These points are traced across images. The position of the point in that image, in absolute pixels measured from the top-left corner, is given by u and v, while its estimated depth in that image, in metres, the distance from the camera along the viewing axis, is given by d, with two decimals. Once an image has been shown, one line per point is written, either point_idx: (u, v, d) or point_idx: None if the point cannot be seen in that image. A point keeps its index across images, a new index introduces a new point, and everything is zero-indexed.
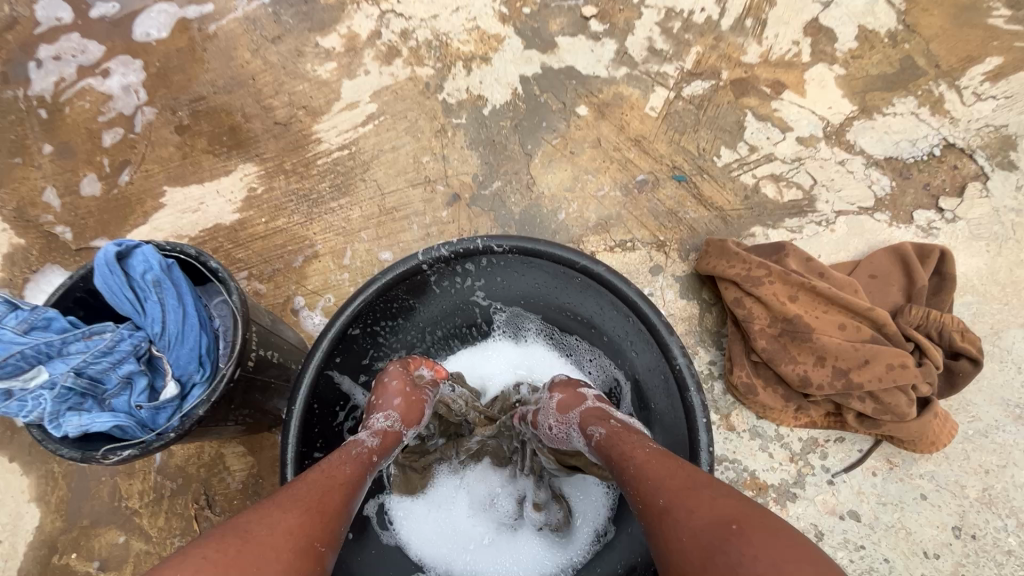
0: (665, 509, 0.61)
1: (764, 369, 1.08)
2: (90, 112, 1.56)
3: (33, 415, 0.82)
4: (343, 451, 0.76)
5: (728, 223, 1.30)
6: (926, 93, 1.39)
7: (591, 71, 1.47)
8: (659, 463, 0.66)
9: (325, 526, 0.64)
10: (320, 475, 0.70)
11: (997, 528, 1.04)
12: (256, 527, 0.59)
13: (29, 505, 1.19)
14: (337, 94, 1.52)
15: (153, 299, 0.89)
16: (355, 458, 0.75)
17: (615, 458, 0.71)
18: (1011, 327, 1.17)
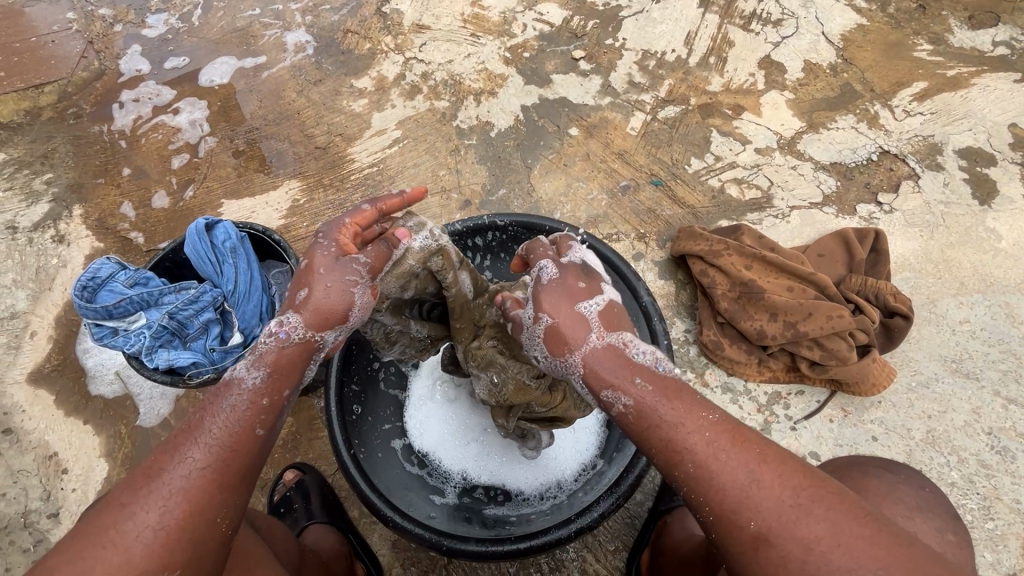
0: (766, 509, 0.61)
1: (729, 329, 1.28)
2: (162, 142, 1.87)
3: (134, 348, 1.04)
4: (220, 404, 0.70)
5: (699, 218, 1.53)
6: (864, 111, 1.64)
7: (580, 101, 1.75)
8: (736, 452, 0.64)
9: (211, 504, 0.67)
10: (197, 446, 0.68)
11: (941, 464, 1.19)
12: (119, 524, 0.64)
13: (99, 460, 1.38)
14: (368, 124, 1.82)
15: (229, 262, 1.13)
16: (229, 418, 0.70)
17: (660, 441, 0.68)
18: (945, 296, 1.36)
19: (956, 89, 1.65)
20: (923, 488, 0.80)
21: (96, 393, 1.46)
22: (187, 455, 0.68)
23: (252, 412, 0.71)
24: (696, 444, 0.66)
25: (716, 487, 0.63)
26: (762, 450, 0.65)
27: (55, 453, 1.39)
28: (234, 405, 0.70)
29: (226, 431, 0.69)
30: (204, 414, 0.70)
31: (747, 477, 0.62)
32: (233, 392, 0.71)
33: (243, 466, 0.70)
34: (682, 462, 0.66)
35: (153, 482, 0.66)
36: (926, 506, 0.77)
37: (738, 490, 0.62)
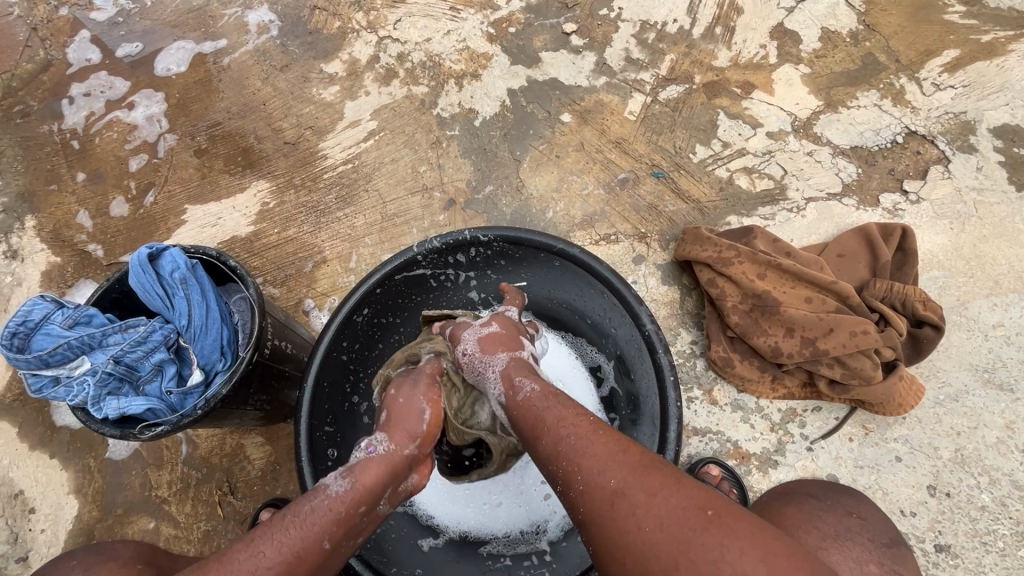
0: (619, 491, 0.61)
1: (740, 344, 1.17)
2: (117, 141, 1.70)
3: (78, 399, 0.93)
4: (319, 506, 0.73)
5: (705, 213, 1.40)
6: (888, 85, 1.48)
7: (573, 82, 1.58)
8: (604, 440, 0.67)
9: None
10: (281, 538, 0.68)
11: (970, 486, 1.10)
12: None
13: (68, 497, 1.30)
14: (341, 114, 1.65)
15: (180, 294, 1.01)
16: (329, 514, 0.72)
17: (547, 423, 0.74)
18: (976, 298, 1.24)
19: (991, 57, 1.48)
20: (852, 515, 0.76)
21: (61, 423, 1.35)
22: (261, 548, 0.67)
23: (330, 522, 0.72)
24: (575, 426, 0.70)
25: (580, 469, 0.65)
26: (627, 442, 0.67)
27: (21, 490, 1.30)
28: (318, 509, 0.72)
29: (306, 535, 0.69)
30: (284, 509, 0.72)
31: (602, 466, 0.64)
32: (317, 496, 0.74)
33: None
34: (558, 442, 0.70)
35: (232, 564, 0.65)
36: (852, 535, 0.73)
37: (593, 469, 0.64)
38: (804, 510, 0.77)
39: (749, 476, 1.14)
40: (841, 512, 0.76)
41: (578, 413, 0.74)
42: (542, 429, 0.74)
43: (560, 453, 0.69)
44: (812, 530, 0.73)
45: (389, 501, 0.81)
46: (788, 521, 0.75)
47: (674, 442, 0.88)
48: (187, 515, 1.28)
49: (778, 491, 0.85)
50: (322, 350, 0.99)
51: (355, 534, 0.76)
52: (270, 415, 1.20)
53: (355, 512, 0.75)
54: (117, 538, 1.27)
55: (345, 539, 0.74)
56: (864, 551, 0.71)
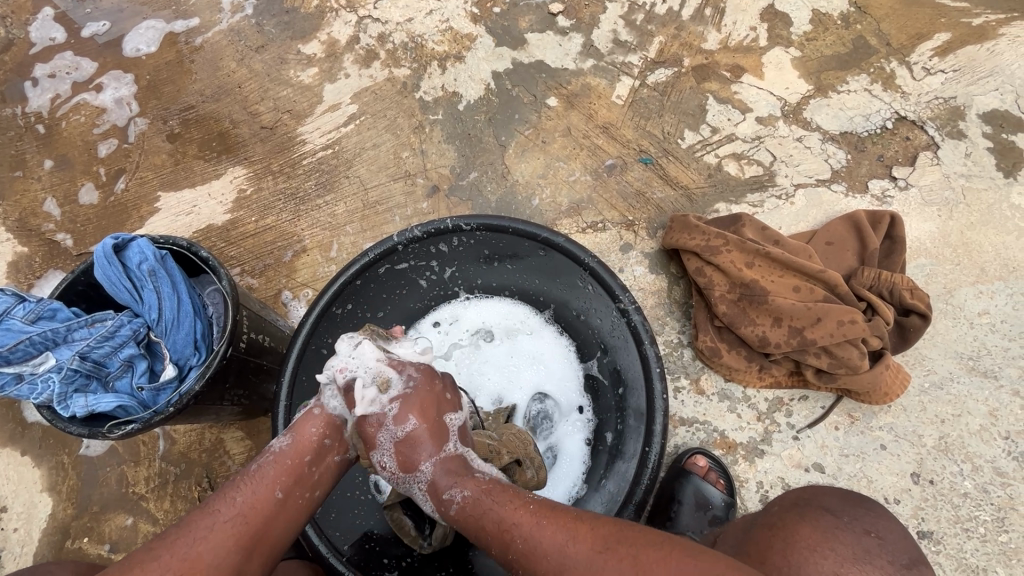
0: None
1: (728, 333, 1.16)
2: (85, 126, 1.63)
3: (42, 397, 0.89)
4: (271, 463, 0.74)
5: (693, 201, 1.37)
6: (879, 70, 1.45)
7: (560, 64, 1.54)
8: (550, 529, 0.68)
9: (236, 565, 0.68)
10: (230, 496, 0.70)
11: (953, 473, 1.11)
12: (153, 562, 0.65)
13: (42, 495, 1.26)
14: (320, 97, 1.59)
15: (149, 287, 0.96)
16: (280, 469, 0.74)
17: (491, 529, 0.70)
18: (963, 286, 1.24)
19: (982, 41, 1.46)
20: (871, 533, 0.78)
21: (32, 419, 1.31)
22: (216, 507, 0.69)
23: (277, 474, 0.73)
24: (518, 526, 0.69)
25: (539, 572, 0.67)
26: (574, 525, 0.68)
27: None
28: (263, 467, 0.73)
29: (241, 506, 0.70)
30: (238, 470, 0.74)
31: (557, 560, 0.66)
32: (265, 453, 0.75)
33: (264, 531, 0.70)
34: (509, 550, 0.69)
35: (188, 527, 0.68)
36: (870, 556, 0.76)
37: (499, 527, 0.70)
38: (819, 528, 0.79)
39: (735, 465, 1.14)
40: (859, 530, 0.78)
41: (516, 505, 0.71)
42: (488, 536, 0.71)
43: (514, 560, 0.69)
44: (828, 552, 0.76)
45: (330, 434, 0.78)
46: (802, 541, 0.78)
47: (660, 434, 0.88)
48: (166, 511, 1.25)
49: (790, 498, 0.88)
50: (300, 343, 0.96)
51: (312, 484, 0.75)
52: (249, 409, 1.17)
53: (301, 460, 0.75)
54: (94, 535, 1.24)
55: (300, 489, 0.74)
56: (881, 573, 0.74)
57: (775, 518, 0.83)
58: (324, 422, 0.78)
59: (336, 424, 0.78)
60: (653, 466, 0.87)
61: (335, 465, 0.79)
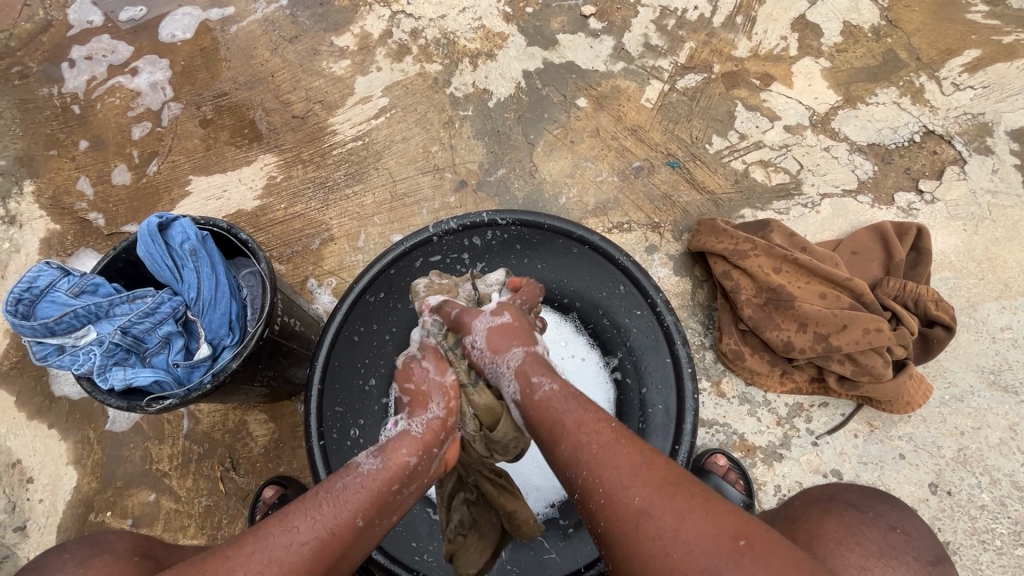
0: (644, 511, 0.61)
1: (752, 337, 1.16)
2: (120, 108, 1.66)
3: (84, 369, 0.91)
4: (355, 487, 0.70)
5: (720, 205, 1.38)
6: (908, 83, 1.46)
7: (590, 66, 1.56)
8: (625, 449, 0.67)
9: None
10: (315, 516, 0.67)
11: (971, 485, 1.12)
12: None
13: (67, 468, 1.28)
14: (351, 89, 1.61)
15: (190, 267, 0.98)
16: (364, 493, 0.70)
17: (568, 424, 0.71)
18: (986, 300, 1.25)
19: (1012, 59, 1.47)
20: (897, 530, 0.77)
21: (60, 393, 1.33)
22: (296, 523, 0.66)
23: (364, 500, 0.70)
24: (597, 432, 0.69)
25: (603, 480, 0.65)
26: (650, 456, 0.66)
27: (19, 460, 1.29)
28: (348, 489, 0.70)
29: (336, 515, 0.68)
30: (317, 484, 0.71)
31: (626, 480, 0.63)
32: (351, 474, 0.72)
33: (340, 558, 0.68)
34: (578, 451, 0.68)
35: (268, 535, 0.65)
36: (897, 552, 0.74)
37: (618, 482, 0.64)
38: (845, 523, 0.77)
39: (754, 468, 1.15)
40: (885, 527, 0.77)
41: (599, 417, 0.71)
42: (560, 432, 0.71)
43: (581, 461, 0.67)
44: (854, 546, 0.73)
45: (420, 455, 0.76)
46: (828, 534, 0.75)
47: (690, 434, 0.91)
48: (188, 489, 1.27)
49: (811, 493, 0.85)
50: (335, 329, 0.99)
51: (390, 512, 0.73)
52: (275, 392, 1.18)
53: (390, 489, 0.72)
54: (117, 510, 1.26)
55: (380, 519, 0.72)
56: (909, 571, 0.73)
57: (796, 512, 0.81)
58: (413, 442, 0.77)
59: (425, 445, 0.77)
60: (681, 466, 0.90)
61: (420, 483, 0.77)
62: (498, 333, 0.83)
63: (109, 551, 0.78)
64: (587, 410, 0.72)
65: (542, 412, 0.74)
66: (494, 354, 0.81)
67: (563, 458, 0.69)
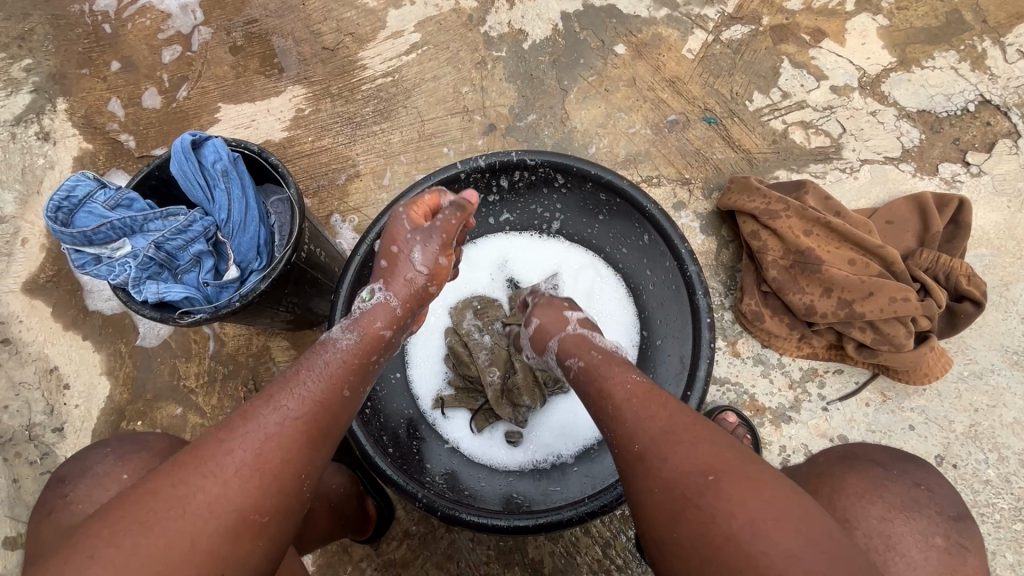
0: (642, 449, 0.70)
1: (773, 299, 1.15)
2: (151, 30, 1.64)
3: (120, 279, 0.94)
4: (326, 356, 0.78)
5: (754, 165, 1.34)
6: (969, 48, 1.38)
7: (632, 11, 1.48)
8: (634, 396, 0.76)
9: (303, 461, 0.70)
10: (299, 390, 0.73)
11: (978, 460, 1.12)
12: (224, 463, 0.66)
13: (101, 378, 1.35)
14: (383, 23, 1.57)
15: (221, 188, 0.99)
16: (339, 362, 0.78)
17: (592, 392, 0.81)
18: (1021, 280, 1.21)
19: None
20: (921, 486, 0.80)
21: (94, 308, 1.39)
22: (284, 401, 0.72)
23: (346, 371, 0.78)
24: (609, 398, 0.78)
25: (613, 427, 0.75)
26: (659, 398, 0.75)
27: (55, 367, 1.35)
28: (329, 362, 0.77)
29: (324, 387, 0.75)
30: (291, 370, 0.75)
31: (629, 423, 0.73)
32: (329, 350, 0.79)
33: (332, 425, 0.74)
34: (600, 412, 0.78)
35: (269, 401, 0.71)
36: (919, 505, 0.77)
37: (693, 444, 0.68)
38: (868, 479, 0.80)
39: (761, 427, 1.17)
40: (909, 483, 0.80)
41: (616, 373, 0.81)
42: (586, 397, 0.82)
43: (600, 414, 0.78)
44: (875, 499, 0.77)
45: (393, 328, 0.84)
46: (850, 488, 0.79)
47: (702, 382, 0.88)
48: (213, 407, 1.33)
49: (836, 452, 0.89)
50: (359, 257, 0.99)
51: (369, 382, 0.82)
52: (299, 320, 1.21)
53: (367, 359, 0.81)
54: (147, 420, 1.33)
55: (361, 389, 0.80)
56: (929, 522, 0.76)
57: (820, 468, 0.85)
58: (384, 316, 0.84)
59: (398, 321, 0.84)
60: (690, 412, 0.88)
61: (391, 352, 0.87)
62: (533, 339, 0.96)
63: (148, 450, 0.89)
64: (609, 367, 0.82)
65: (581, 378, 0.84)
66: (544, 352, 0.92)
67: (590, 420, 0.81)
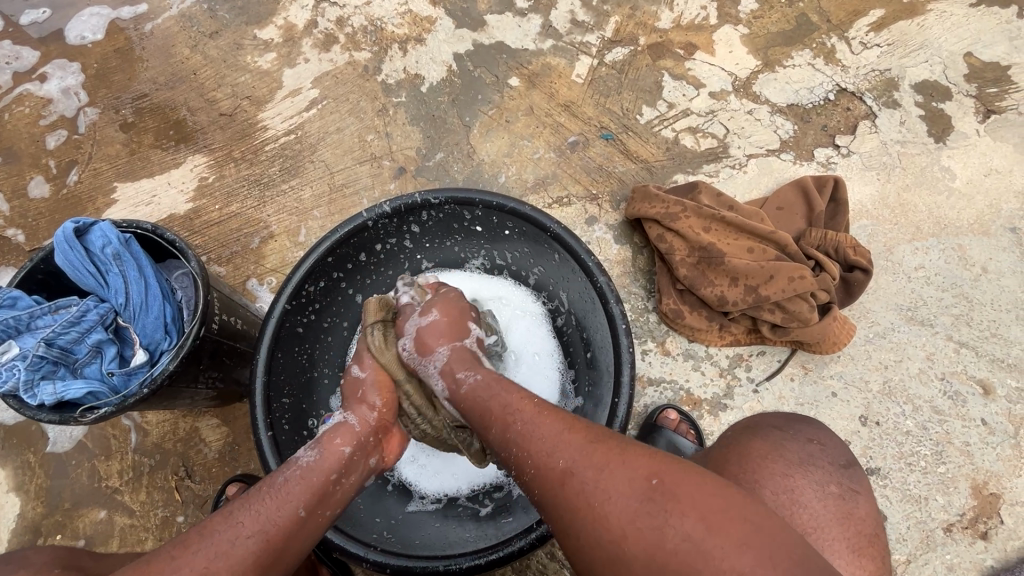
0: (569, 470, 0.66)
1: (689, 296, 1.21)
2: (31, 117, 1.56)
3: (8, 386, 0.87)
4: (286, 475, 0.73)
5: (654, 172, 1.43)
6: (820, 45, 1.53)
7: (520, 45, 1.56)
8: (548, 420, 0.71)
9: None
10: (255, 511, 0.68)
11: (896, 414, 1.20)
12: None
13: (9, 495, 1.23)
14: (279, 83, 1.57)
15: (115, 271, 0.95)
16: (306, 481, 0.73)
17: (496, 411, 0.75)
18: (901, 243, 1.33)
19: (913, 17, 1.55)
20: (813, 440, 0.81)
21: None
22: (239, 519, 0.68)
23: (304, 491, 0.72)
24: (521, 412, 0.73)
25: (530, 452, 0.69)
26: (570, 421, 0.71)
27: None
28: (290, 480, 0.72)
29: (280, 508, 0.70)
30: (250, 492, 0.71)
31: (551, 445, 0.68)
32: (290, 466, 0.74)
33: (283, 551, 0.68)
34: (508, 429, 0.72)
35: (213, 534, 0.66)
36: (812, 459, 0.78)
37: (543, 452, 0.68)
38: (772, 443, 0.79)
39: (702, 419, 1.21)
40: (804, 440, 0.80)
41: (522, 395, 0.76)
42: (490, 417, 0.75)
43: (510, 440, 0.71)
44: (777, 459, 0.77)
45: (356, 445, 0.79)
46: (755, 453, 0.78)
47: (628, 385, 0.91)
48: (142, 503, 1.23)
49: (735, 424, 0.86)
50: (274, 320, 0.97)
51: (332, 503, 0.75)
52: (223, 394, 1.16)
53: (329, 479, 0.74)
54: (68, 532, 1.21)
55: (320, 509, 0.73)
56: (825, 475, 0.77)
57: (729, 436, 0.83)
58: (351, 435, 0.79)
59: (361, 436, 0.80)
60: (622, 417, 0.89)
61: (361, 470, 0.79)
62: (427, 333, 0.87)
63: (28, 566, 0.81)
64: (511, 393, 0.76)
65: (472, 400, 0.78)
66: (423, 355, 0.85)
67: (495, 442, 0.73)
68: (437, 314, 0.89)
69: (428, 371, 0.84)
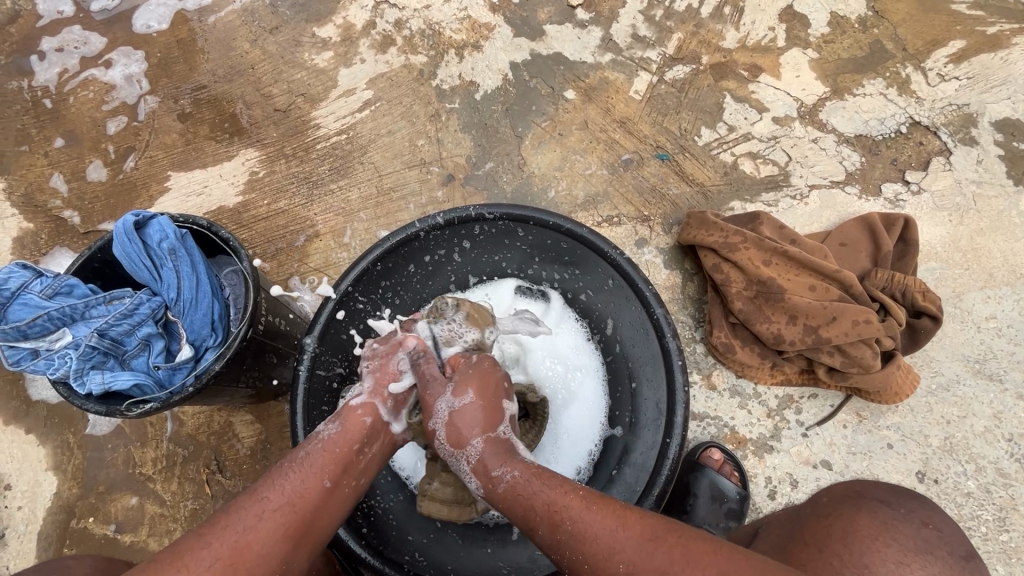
0: None
1: (742, 330, 1.17)
2: (94, 102, 1.59)
3: (59, 373, 0.87)
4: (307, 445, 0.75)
5: (709, 198, 1.38)
6: (895, 74, 1.46)
7: (578, 58, 1.53)
8: (599, 516, 0.68)
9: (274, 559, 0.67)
10: (281, 483, 0.71)
11: (957, 473, 1.13)
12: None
13: (47, 474, 1.25)
14: (334, 82, 1.57)
15: (169, 266, 0.95)
16: (333, 452, 0.75)
17: (541, 510, 0.70)
18: (971, 290, 1.26)
19: (996, 50, 1.46)
20: (929, 525, 0.81)
21: (37, 397, 1.29)
22: (264, 494, 0.70)
23: (325, 462, 0.74)
24: (568, 508, 0.69)
25: (585, 554, 0.66)
26: (624, 513, 0.68)
27: None
28: (315, 453, 0.74)
29: (305, 479, 0.72)
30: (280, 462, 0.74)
31: (609, 551, 0.65)
32: (314, 438, 0.77)
33: (311, 523, 0.71)
34: (556, 531, 0.69)
35: (237, 515, 0.68)
36: (932, 548, 0.77)
37: (600, 556, 0.65)
38: (879, 519, 0.81)
39: (745, 460, 1.15)
40: (918, 523, 0.80)
41: (565, 488, 0.71)
42: (534, 516, 0.71)
43: (561, 542, 0.68)
44: (889, 541, 0.77)
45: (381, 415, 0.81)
46: (862, 531, 0.79)
47: (681, 426, 0.89)
48: (173, 493, 1.24)
49: (839, 491, 0.89)
50: (319, 328, 0.96)
51: (358, 473, 0.77)
52: (261, 392, 1.15)
53: (350, 448, 0.76)
54: (100, 515, 1.22)
55: (346, 480, 0.75)
56: (944, 566, 0.76)
57: (827, 508, 0.85)
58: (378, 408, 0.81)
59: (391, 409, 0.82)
60: (673, 458, 0.88)
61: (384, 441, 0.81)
62: (460, 422, 0.79)
63: None
64: (552, 485, 0.72)
65: (509, 503, 0.73)
66: (454, 448, 0.79)
67: (543, 540, 0.70)
68: (472, 395, 0.80)
69: (460, 465, 0.79)
